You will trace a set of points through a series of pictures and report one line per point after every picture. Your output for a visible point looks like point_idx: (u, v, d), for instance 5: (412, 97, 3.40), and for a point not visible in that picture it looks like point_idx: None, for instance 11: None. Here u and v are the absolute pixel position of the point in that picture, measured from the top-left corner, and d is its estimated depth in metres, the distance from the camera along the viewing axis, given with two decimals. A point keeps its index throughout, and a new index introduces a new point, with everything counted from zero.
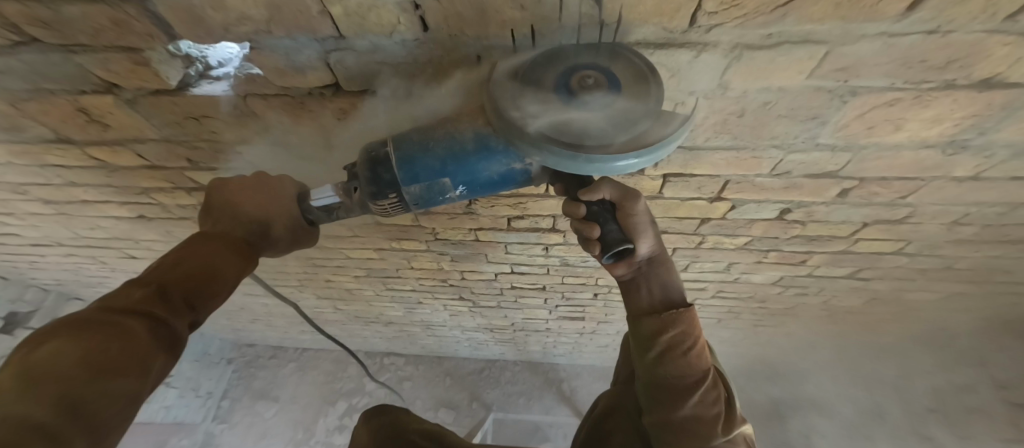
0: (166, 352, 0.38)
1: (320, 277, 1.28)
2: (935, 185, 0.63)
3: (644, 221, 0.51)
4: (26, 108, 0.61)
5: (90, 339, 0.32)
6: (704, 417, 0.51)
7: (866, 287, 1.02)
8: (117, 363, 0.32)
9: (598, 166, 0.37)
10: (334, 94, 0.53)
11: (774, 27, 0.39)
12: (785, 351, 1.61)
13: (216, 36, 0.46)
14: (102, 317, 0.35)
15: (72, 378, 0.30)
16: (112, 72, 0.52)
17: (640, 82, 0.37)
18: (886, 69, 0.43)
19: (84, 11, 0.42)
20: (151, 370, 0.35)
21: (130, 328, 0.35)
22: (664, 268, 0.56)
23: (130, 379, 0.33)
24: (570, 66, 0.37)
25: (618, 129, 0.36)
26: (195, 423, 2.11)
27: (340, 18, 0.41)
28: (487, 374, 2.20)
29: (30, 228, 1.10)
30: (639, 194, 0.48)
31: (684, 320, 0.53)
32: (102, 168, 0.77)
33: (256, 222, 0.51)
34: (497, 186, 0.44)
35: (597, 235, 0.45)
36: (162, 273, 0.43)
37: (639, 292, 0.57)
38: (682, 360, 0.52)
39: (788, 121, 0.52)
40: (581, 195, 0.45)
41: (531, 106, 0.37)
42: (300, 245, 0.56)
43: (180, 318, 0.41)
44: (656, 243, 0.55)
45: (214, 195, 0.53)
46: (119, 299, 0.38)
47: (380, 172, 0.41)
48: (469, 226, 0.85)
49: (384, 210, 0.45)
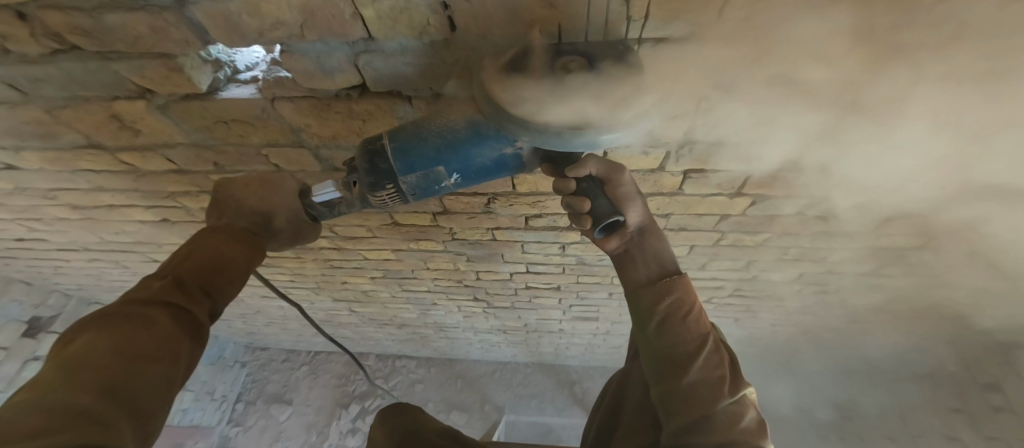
0: (189, 336, 0.44)
1: (337, 279, 1.29)
2: (966, 184, 0.62)
3: (632, 191, 0.51)
4: (61, 114, 0.63)
5: (121, 331, 0.38)
6: (709, 381, 0.48)
7: (887, 284, 1.02)
8: (145, 350, 0.38)
9: (584, 141, 0.35)
10: (360, 95, 0.54)
11: (802, 18, 0.39)
12: (803, 352, 1.60)
13: (250, 42, 0.47)
14: (127, 311, 0.41)
15: (114, 365, 0.35)
16: (146, 78, 0.53)
17: (618, 59, 0.38)
18: (913, 65, 0.43)
19: (125, 18, 0.43)
20: (178, 353, 0.41)
21: (154, 320, 0.41)
22: (654, 238, 0.57)
23: (158, 363, 0.38)
24: (554, 55, 0.38)
25: (609, 100, 0.35)
26: (211, 426, 2.14)
27: (371, 20, 0.42)
28: (499, 376, 2.21)
29: (58, 233, 1.13)
30: (625, 167, 0.49)
31: (680, 286, 0.54)
32: (130, 173, 0.79)
33: (258, 214, 0.55)
34: (490, 172, 0.45)
35: (588, 209, 0.46)
36: (176, 268, 0.48)
37: (636, 268, 0.57)
38: (683, 325, 0.52)
39: (815, 115, 0.52)
40: (569, 173, 0.44)
41: (519, 83, 0.35)
42: (303, 240, 0.59)
43: (198, 304, 0.47)
44: (646, 214, 0.56)
45: (220, 192, 0.56)
46: (141, 292, 0.44)
47: (377, 162, 0.42)
48: (487, 226, 0.86)
49: (382, 201, 0.47)
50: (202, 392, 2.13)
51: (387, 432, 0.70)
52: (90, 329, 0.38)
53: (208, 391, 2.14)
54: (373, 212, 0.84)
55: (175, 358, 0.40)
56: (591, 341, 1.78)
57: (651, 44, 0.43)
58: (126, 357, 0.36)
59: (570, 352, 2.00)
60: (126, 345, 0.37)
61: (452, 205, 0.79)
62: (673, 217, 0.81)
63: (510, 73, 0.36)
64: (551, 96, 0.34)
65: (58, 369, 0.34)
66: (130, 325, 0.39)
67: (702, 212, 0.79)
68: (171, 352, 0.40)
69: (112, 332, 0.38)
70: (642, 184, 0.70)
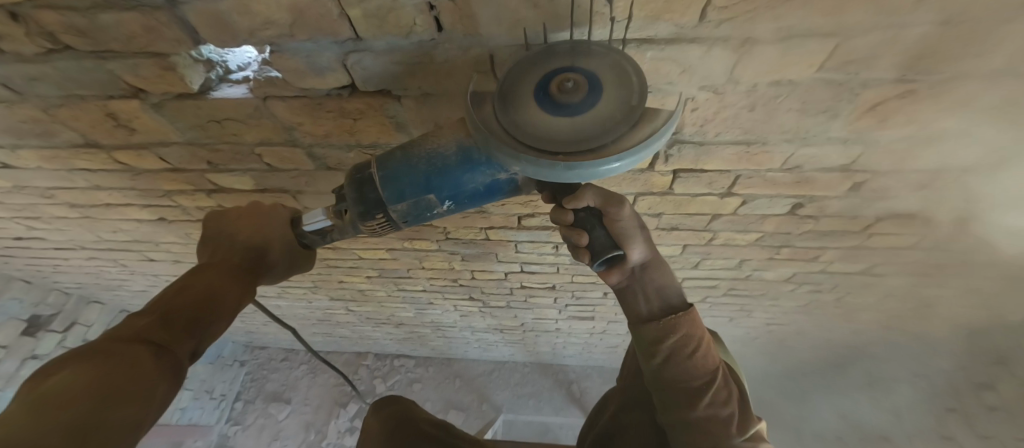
0: (171, 379, 0.39)
1: (333, 278, 1.30)
2: (950, 178, 0.63)
3: (631, 226, 0.45)
4: (57, 113, 0.63)
5: (101, 366, 0.34)
6: (721, 420, 0.46)
7: (881, 282, 1.03)
8: (122, 392, 0.33)
9: (580, 173, 0.32)
10: (350, 95, 0.54)
11: (785, 21, 0.39)
12: (798, 351, 1.60)
13: (241, 41, 0.47)
14: (110, 344, 0.37)
15: (83, 406, 0.30)
16: (140, 77, 0.54)
17: (622, 76, 0.34)
18: (893, 65, 0.43)
19: (118, 18, 0.44)
20: (155, 395, 0.36)
21: (135, 357, 0.36)
22: (658, 273, 0.51)
23: (131, 407, 0.33)
24: (552, 70, 0.35)
25: (606, 131, 0.33)
26: (209, 425, 2.14)
27: (359, 20, 0.42)
28: (497, 376, 2.21)
29: (56, 231, 1.14)
30: (625, 199, 0.43)
31: (686, 323, 0.49)
32: (126, 171, 0.80)
33: (251, 249, 0.54)
34: (484, 197, 0.44)
35: (586, 242, 0.43)
36: (166, 301, 0.45)
37: (638, 304, 0.51)
38: (688, 363, 0.48)
39: (800, 116, 0.52)
40: (565, 203, 0.42)
41: (512, 115, 0.35)
42: (299, 269, 0.59)
43: (183, 344, 0.43)
44: (650, 248, 0.49)
45: (210, 225, 0.57)
46: (127, 325, 0.40)
47: (366, 192, 0.43)
48: (481, 225, 0.87)
49: (373, 230, 0.46)
50: (200, 390, 2.12)
51: (380, 422, 0.70)
52: (60, 366, 0.33)
53: (207, 390, 2.15)
54: None
55: (150, 403, 0.35)
56: (588, 341, 1.78)
57: (635, 45, 0.44)
58: (98, 397, 0.31)
59: (568, 352, 2.00)
60: (100, 383, 0.32)
61: None
62: (665, 216, 0.81)
63: (503, 103, 0.36)
64: (544, 124, 0.34)
65: (21, 404, 0.29)
66: (108, 360, 0.34)
67: (694, 211, 0.79)
68: (146, 396, 0.35)
69: (93, 365, 0.33)
70: (633, 184, 0.70)
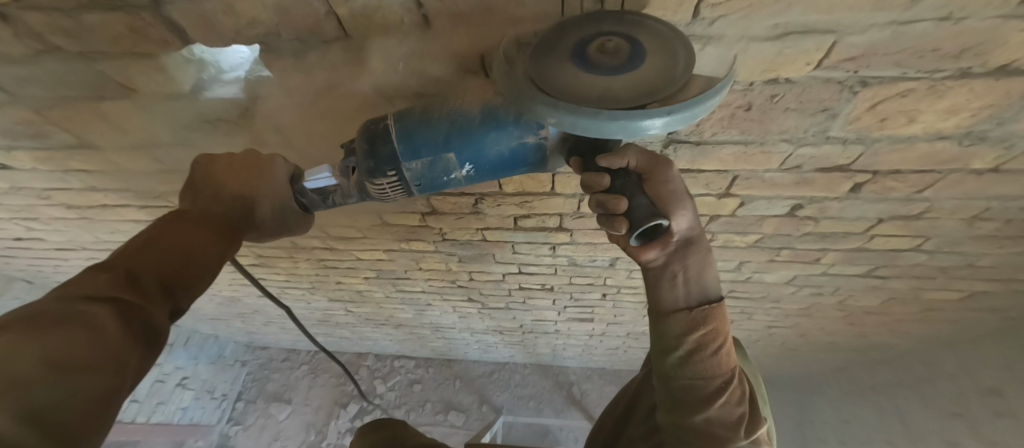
0: (144, 344, 0.36)
1: (331, 279, 1.30)
2: (953, 179, 0.61)
3: (678, 193, 0.43)
4: (50, 115, 0.63)
5: (54, 335, 0.29)
6: (728, 421, 0.46)
7: (884, 285, 1.01)
8: (83, 360, 0.29)
9: (624, 124, 0.30)
10: (339, 95, 0.54)
11: (781, 17, 0.38)
12: (801, 352, 1.58)
13: (228, 41, 0.47)
14: (63, 308, 0.32)
15: (41, 382, 0.26)
16: (131, 78, 0.53)
17: (660, 42, 0.34)
18: (893, 60, 0.42)
19: (102, 19, 0.43)
20: (125, 363, 0.33)
21: (97, 320, 0.32)
22: (699, 255, 0.46)
23: (98, 375, 0.30)
24: (588, 34, 0.34)
25: (647, 92, 0.32)
26: (211, 424, 2.15)
27: (346, 18, 0.42)
28: (497, 377, 2.20)
29: (56, 232, 1.14)
30: (672, 162, 0.43)
31: (717, 316, 0.47)
32: (122, 172, 0.80)
33: (241, 201, 0.50)
34: (507, 164, 0.41)
35: (625, 208, 0.36)
36: (131, 260, 0.40)
37: (674, 287, 0.47)
38: (710, 360, 0.47)
39: (798, 115, 0.51)
40: (600, 162, 0.38)
41: (546, 73, 0.33)
42: (290, 230, 0.57)
43: (158, 306, 0.39)
44: (694, 223, 0.46)
45: (196, 173, 0.51)
46: (83, 286, 0.35)
47: (379, 146, 0.39)
48: (476, 226, 0.86)
49: (382, 190, 0.43)
50: (202, 390, 2.13)
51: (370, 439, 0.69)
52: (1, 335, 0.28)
53: (208, 389, 2.15)
54: (362, 211, 0.84)
55: (121, 371, 0.32)
56: (588, 342, 1.77)
57: None
58: (60, 370, 0.28)
59: (568, 353, 1.99)
60: (55, 356, 0.28)
61: (440, 205, 0.79)
62: None
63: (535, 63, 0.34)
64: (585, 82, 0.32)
65: None
66: (64, 327, 0.30)
67: None
68: (116, 364, 0.32)
69: (43, 333, 0.29)
70: None
